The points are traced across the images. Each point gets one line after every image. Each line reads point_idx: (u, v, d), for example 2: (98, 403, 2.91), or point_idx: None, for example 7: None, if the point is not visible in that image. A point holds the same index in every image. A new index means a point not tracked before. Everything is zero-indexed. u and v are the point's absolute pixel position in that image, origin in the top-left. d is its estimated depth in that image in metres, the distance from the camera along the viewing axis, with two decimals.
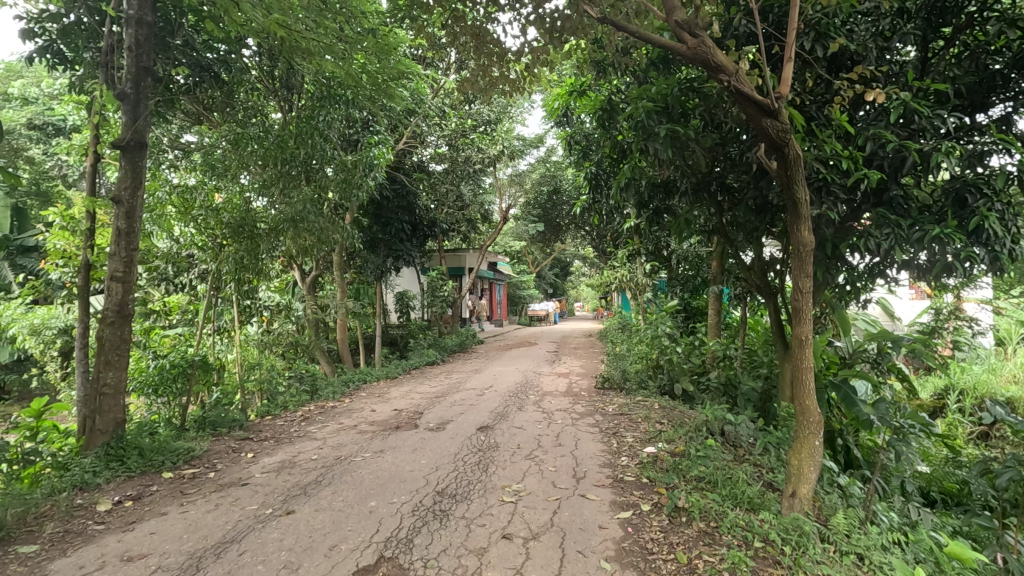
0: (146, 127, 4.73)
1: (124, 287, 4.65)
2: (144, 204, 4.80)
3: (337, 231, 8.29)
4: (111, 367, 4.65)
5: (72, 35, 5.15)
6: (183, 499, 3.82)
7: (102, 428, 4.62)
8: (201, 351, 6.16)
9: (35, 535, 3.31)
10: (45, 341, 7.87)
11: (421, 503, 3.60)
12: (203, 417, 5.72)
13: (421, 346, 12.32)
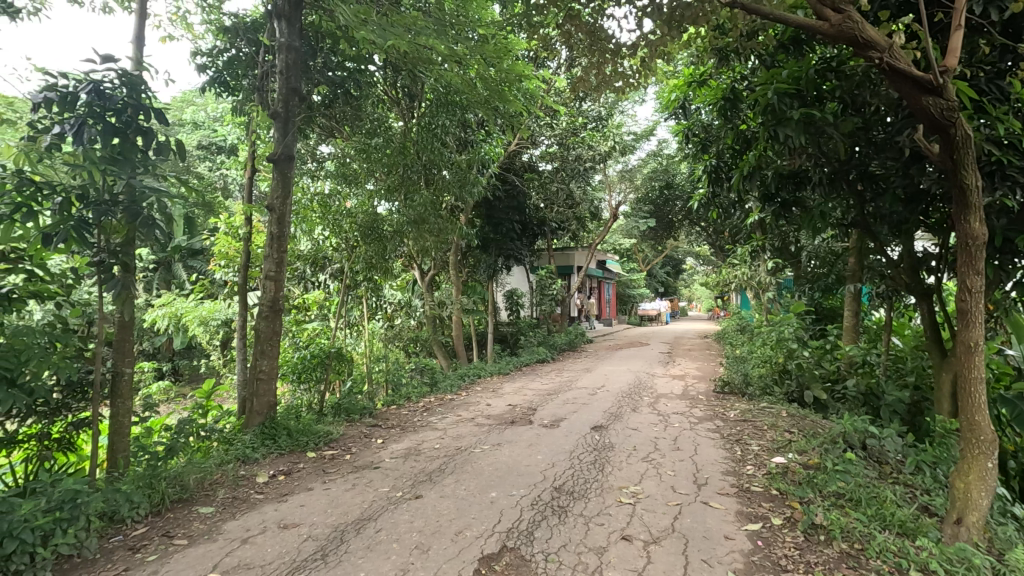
0: (294, 141, 5.26)
1: (276, 285, 5.24)
2: (292, 210, 5.36)
3: (454, 231, 8.68)
4: (266, 355, 5.26)
5: (234, 66, 5.91)
6: (325, 478, 4.23)
7: (258, 409, 5.22)
8: (335, 344, 6.75)
9: (210, 499, 3.84)
10: (211, 333, 9.09)
11: (540, 497, 3.67)
12: (338, 404, 6.26)
13: (532, 344, 12.51)
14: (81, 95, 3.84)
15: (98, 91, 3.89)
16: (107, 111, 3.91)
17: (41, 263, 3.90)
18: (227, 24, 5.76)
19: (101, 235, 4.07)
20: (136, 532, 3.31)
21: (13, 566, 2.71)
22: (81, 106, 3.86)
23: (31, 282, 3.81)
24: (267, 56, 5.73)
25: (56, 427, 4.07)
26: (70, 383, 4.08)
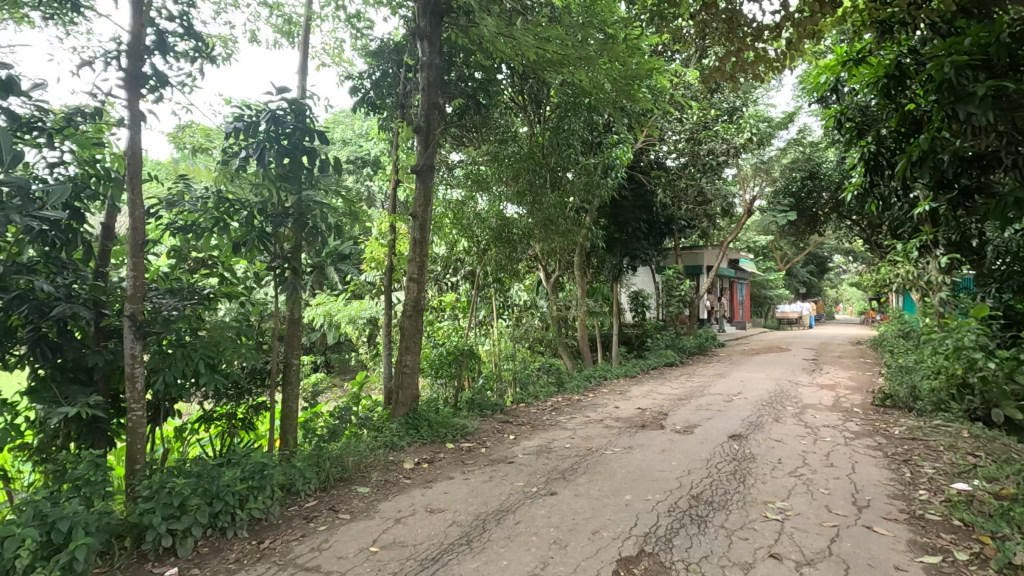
0: (434, 153, 5.63)
1: (418, 287, 5.65)
2: (432, 217, 5.75)
3: (580, 233, 8.72)
4: (409, 351, 5.69)
5: (379, 88, 6.43)
6: (464, 468, 4.48)
7: (403, 401, 5.66)
8: (469, 342, 7.11)
9: (366, 479, 4.27)
10: (360, 329, 10.02)
11: (677, 504, 3.56)
12: (472, 400, 6.60)
13: (659, 347, 12.14)
14: (261, 123, 4.44)
15: (274, 117, 4.46)
16: (282, 135, 4.48)
17: (233, 269, 4.58)
18: (374, 49, 6.30)
19: (277, 243, 4.69)
20: (308, 503, 3.78)
21: (219, 524, 3.23)
22: (261, 133, 4.46)
23: (225, 284, 4.47)
24: (408, 75, 6.19)
25: (242, 409, 4.72)
26: (253, 371, 4.73)
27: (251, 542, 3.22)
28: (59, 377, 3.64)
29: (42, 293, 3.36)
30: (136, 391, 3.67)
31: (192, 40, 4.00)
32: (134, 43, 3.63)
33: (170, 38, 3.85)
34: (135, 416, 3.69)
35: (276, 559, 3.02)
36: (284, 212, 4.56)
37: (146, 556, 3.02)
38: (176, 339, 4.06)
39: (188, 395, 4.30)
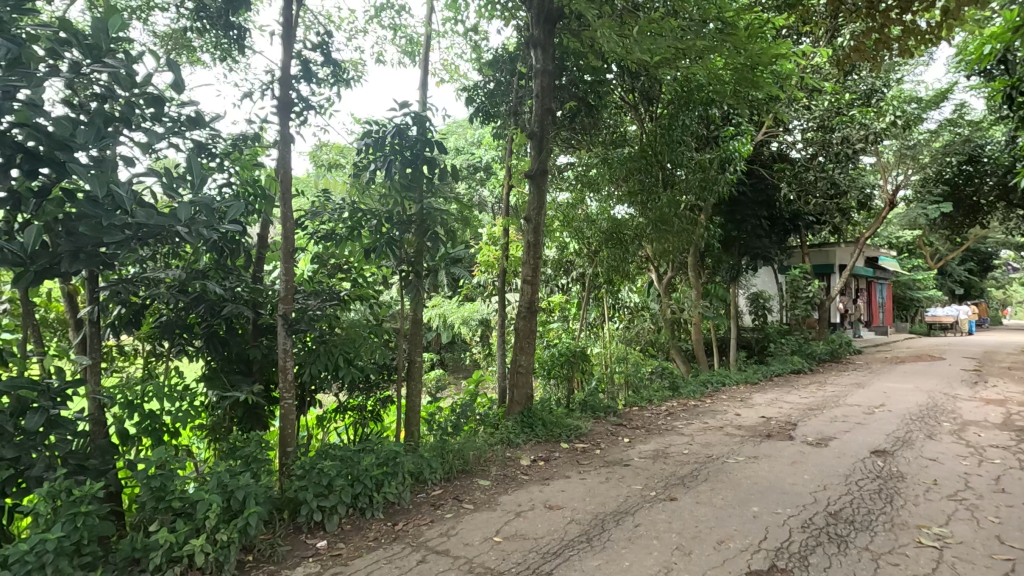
0: (548, 157, 5.74)
1: (532, 288, 5.79)
2: (546, 221, 5.87)
3: (695, 232, 8.39)
4: (523, 351, 5.83)
5: (493, 97, 6.64)
6: (580, 468, 4.52)
7: (518, 399, 5.82)
8: (580, 344, 7.14)
9: (486, 473, 4.48)
10: (473, 330, 10.44)
11: (811, 520, 3.32)
12: (585, 401, 6.63)
13: (784, 352, 11.32)
14: (388, 137, 4.80)
15: (399, 131, 4.78)
16: (404, 148, 4.81)
17: (365, 274, 5.03)
18: (488, 60, 6.53)
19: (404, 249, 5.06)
20: (434, 492, 4.05)
21: (359, 504, 3.56)
22: (386, 146, 4.79)
23: (359, 287, 4.92)
24: (521, 83, 6.35)
25: (372, 402, 5.13)
26: (383, 366, 5.14)
27: (387, 524, 3.52)
28: (228, 367, 4.23)
29: (217, 294, 3.92)
30: (287, 381, 4.08)
31: (331, 66, 4.45)
32: (285, 74, 4.12)
33: (313, 67, 4.31)
34: (286, 403, 4.07)
35: (409, 540, 3.28)
36: (410, 220, 4.90)
37: (301, 528, 3.42)
38: (318, 335, 4.53)
39: (328, 387, 4.78)
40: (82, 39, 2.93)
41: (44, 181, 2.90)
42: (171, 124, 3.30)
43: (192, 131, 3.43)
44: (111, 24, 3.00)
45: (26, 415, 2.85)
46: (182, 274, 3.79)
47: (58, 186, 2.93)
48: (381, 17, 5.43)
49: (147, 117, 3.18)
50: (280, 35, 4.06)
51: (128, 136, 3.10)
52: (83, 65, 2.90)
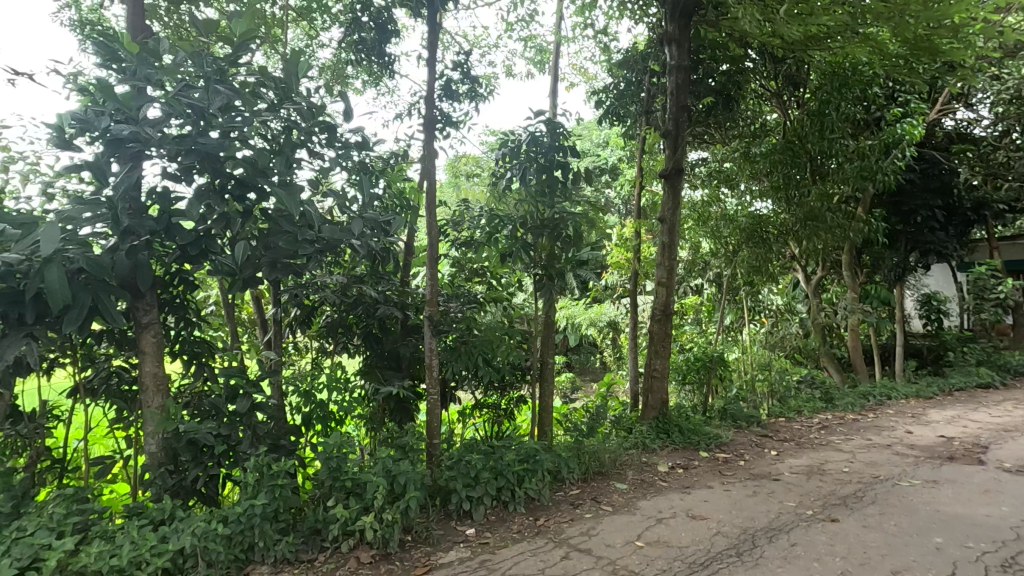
0: (683, 155, 5.60)
1: (667, 290, 5.66)
2: (681, 220, 5.72)
3: (852, 227, 7.57)
4: (658, 355, 5.69)
5: (626, 97, 6.43)
6: (724, 479, 4.32)
7: (653, 404, 5.66)
8: (718, 349, 6.78)
9: (623, 477, 4.47)
10: (601, 332, 10.36)
11: (1014, 559, 2.86)
12: (725, 409, 6.30)
13: (967, 363, 9.76)
14: (523, 145, 4.98)
15: (534, 138, 4.98)
16: (537, 154, 4.96)
17: (500, 275, 5.18)
18: (618, 60, 6.48)
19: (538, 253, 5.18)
20: (573, 491, 4.13)
21: (503, 497, 3.76)
22: (522, 153, 5.02)
23: (493, 289, 5.08)
24: (654, 81, 6.20)
25: (506, 400, 5.26)
26: (518, 367, 5.24)
27: (529, 518, 3.68)
28: (381, 363, 4.56)
29: (373, 297, 4.34)
30: (433, 377, 4.39)
31: (470, 82, 4.68)
32: (430, 94, 4.45)
33: (454, 85, 4.60)
34: (433, 397, 4.39)
35: (551, 536, 3.38)
36: (544, 224, 5.02)
37: (451, 514, 3.68)
38: (459, 335, 4.76)
39: (468, 384, 5.02)
40: (276, 81, 3.47)
41: (249, 204, 3.38)
42: (342, 146, 3.76)
43: (358, 152, 3.87)
44: (298, 68, 3.53)
45: (235, 400, 3.50)
46: (343, 279, 4.26)
47: (258, 207, 3.46)
48: (513, 31, 5.63)
49: (323, 142, 3.64)
50: (426, 58, 4.40)
51: (313, 163, 3.62)
52: (278, 103, 3.43)
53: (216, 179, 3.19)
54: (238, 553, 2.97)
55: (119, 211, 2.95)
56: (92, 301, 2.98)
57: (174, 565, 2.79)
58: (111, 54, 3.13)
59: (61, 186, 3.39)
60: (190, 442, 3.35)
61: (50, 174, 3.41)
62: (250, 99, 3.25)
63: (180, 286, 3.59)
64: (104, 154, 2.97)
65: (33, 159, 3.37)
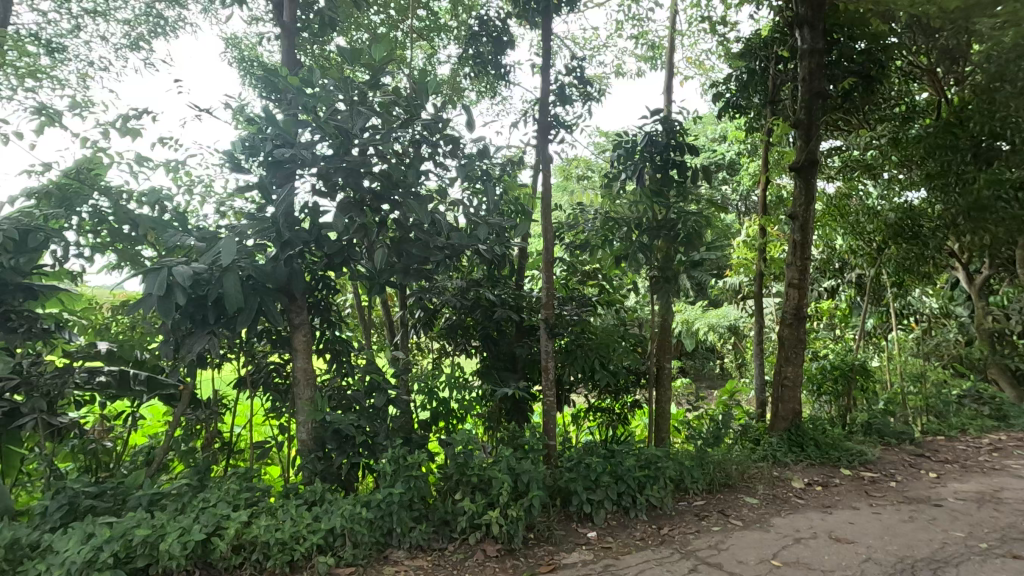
0: (819, 146, 5.23)
1: (799, 292, 5.26)
2: (816, 216, 5.31)
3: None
4: (789, 362, 5.29)
5: (750, 85, 5.92)
6: (872, 501, 3.98)
7: (783, 415, 5.25)
8: (860, 357, 6.13)
9: (752, 491, 4.25)
10: (721, 337, 9.77)
11: None
12: (869, 423, 5.73)
13: None
14: (639, 145, 4.83)
15: (650, 139, 4.81)
16: (653, 154, 4.77)
17: (613, 277, 5.10)
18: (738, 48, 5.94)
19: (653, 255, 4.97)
20: (697, 502, 4.00)
21: (624, 503, 3.73)
22: (637, 154, 4.87)
23: (607, 293, 5.02)
24: (781, 67, 5.74)
25: (620, 405, 5.12)
26: (633, 372, 5.10)
27: (652, 526, 3.63)
28: (498, 363, 4.70)
29: (492, 300, 4.49)
30: (549, 380, 4.41)
31: (586, 84, 4.60)
32: (544, 100, 4.50)
33: (569, 89, 4.57)
34: (548, 400, 4.42)
35: (677, 547, 3.34)
36: (661, 226, 4.84)
37: (572, 516, 3.71)
38: (573, 339, 4.75)
39: (583, 388, 4.98)
40: (407, 99, 3.74)
41: (384, 215, 3.68)
42: (464, 157, 3.95)
43: (480, 161, 4.05)
44: (427, 86, 3.80)
45: (373, 395, 3.81)
46: (463, 283, 4.44)
47: (391, 218, 3.75)
48: (623, 29, 5.54)
49: (448, 153, 3.86)
50: (541, 66, 4.46)
51: (442, 174, 3.87)
52: (409, 120, 3.70)
53: (358, 195, 3.50)
54: (379, 536, 3.23)
55: (280, 226, 3.38)
56: (259, 304, 3.42)
57: (326, 543, 3.09)
58: (272, 87, 3.57)
59: (231, 204, 3.92)
60: (335, 432, 3.70)
61: (223, 194, 3.95)
62: (386, 118, 3.55)
63: (324, 290, 3.98)
64: (267, 174, 3.39)
65: (209, 182, 3.91)
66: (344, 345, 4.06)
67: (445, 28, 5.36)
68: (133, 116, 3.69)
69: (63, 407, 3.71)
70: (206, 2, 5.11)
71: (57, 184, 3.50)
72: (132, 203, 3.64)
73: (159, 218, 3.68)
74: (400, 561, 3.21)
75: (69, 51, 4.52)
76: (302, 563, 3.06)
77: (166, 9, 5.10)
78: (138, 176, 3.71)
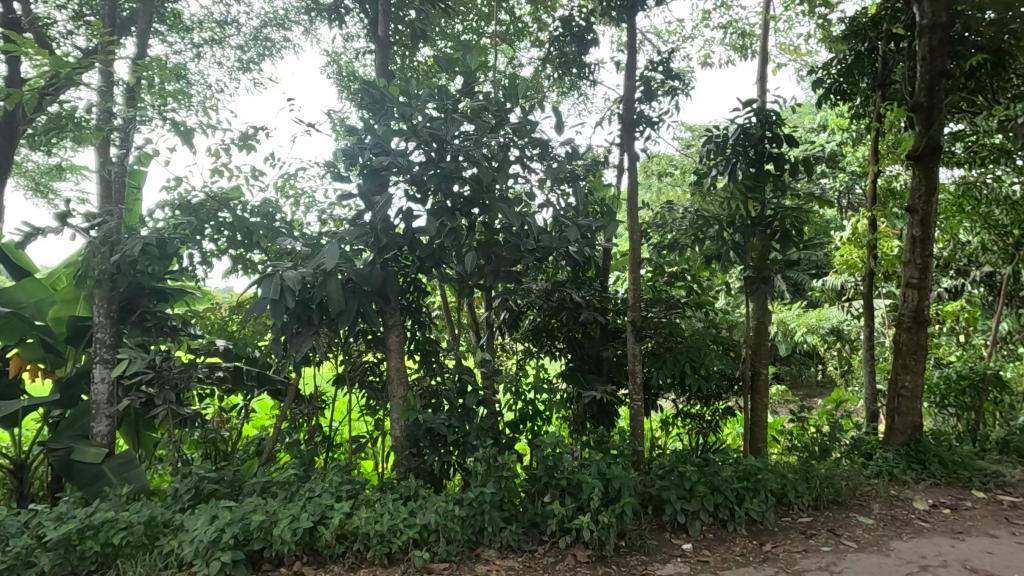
0: (942, 131, 4.75)
1: (920, 293, 4.78)
2: (939, 209, 4.81)
3: None
4: (908, 370, 4.80)
5: (855, 69, 5.38)
6: (1014, 529, 3.71)
7: (901, 428, 4.77)
8: (994, 365, 5.43)
9: (866, 510, 3.95)
10: (823, 342, 9.04)
11: None
12: (1006, 440, 5.09)
13: None
14: (730, 139, 4.46)
15: (742, 132, 4.40)
16: (746, 147, 4.40)
17: (703, 278, 4.86)
18: (841, 30, 5.38)
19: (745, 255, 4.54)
20: (803, 519, 3.77)
21: (721, 516, 3.56)
22: (729, 148, 4.50)
23: (698, 294, 4.74)
24: (892, 47, 5.16)
25: (711, 412, 4.87)
26: (725, 377, 4.82)
27: (753, 542, 3.48)
28: (583, 366, 4.62)
29: (577, 302, 4.41)
30: (636, 384, 4.28)
31: (673, 77, 4.40)
32: (629, 98, 4.37)
33: (655, 84, 4.40)
34: (636, 404, 4.29)
35: (783, 566, 3.22)
36: (756, 224, 4.44)
37: (665, 526, 3.61)
38: (661, 341, 4.56)
39: (672, 393, 4.77)
40: (496, 104, 3.79)
41: (475, 219, 3.75)
42: (552, 158, 3.94)
43: (568, 163, 4.02)
44: (517, 91, 3.85)
45: (464, 395, 3.90)
46: (548, 284, 4.40)
47: (481, 222, 3.82)
48: (711, 19, 5.27)
49: (536, 155, 3.86)
50: (626, 63, 4.36)
51: (530, 176, 3.89)
52: (498, 124, 3.74)
53: (450, 199, 3.59)
54: (471, 534, 3.28)
55: (378, 231, 3.54)
56: (358, 306, 3.62)
57: (422, 538, 3.20)
58: (369, 99, 3.75)
59: (331, 212, 4.16)
60: (427, 430, 3.82)
61: (324, 202, 4.19)
62: (478, 124, 3.63)
63: (414, 293, 4.11)
64: (366, 182, 3.57)
65: (312, 192, 4.17)
66: (433, 346, 4.18)
67: (527, 31, 5.38)
68: (250, 133, 4.03)
69: (189, 398, 4.10)
70: (307, 23, 5.46)
71: (186, 196, 3.88)
72: (247, 212, 3.96)
73: (269, 226, 3.97)
74: (491, 560, 3.24)
75: (193, 77, 5.00)
76: (399, 555, 3.18)
77: (273, 32, 5.51)
78: (253, 188, 4.03)
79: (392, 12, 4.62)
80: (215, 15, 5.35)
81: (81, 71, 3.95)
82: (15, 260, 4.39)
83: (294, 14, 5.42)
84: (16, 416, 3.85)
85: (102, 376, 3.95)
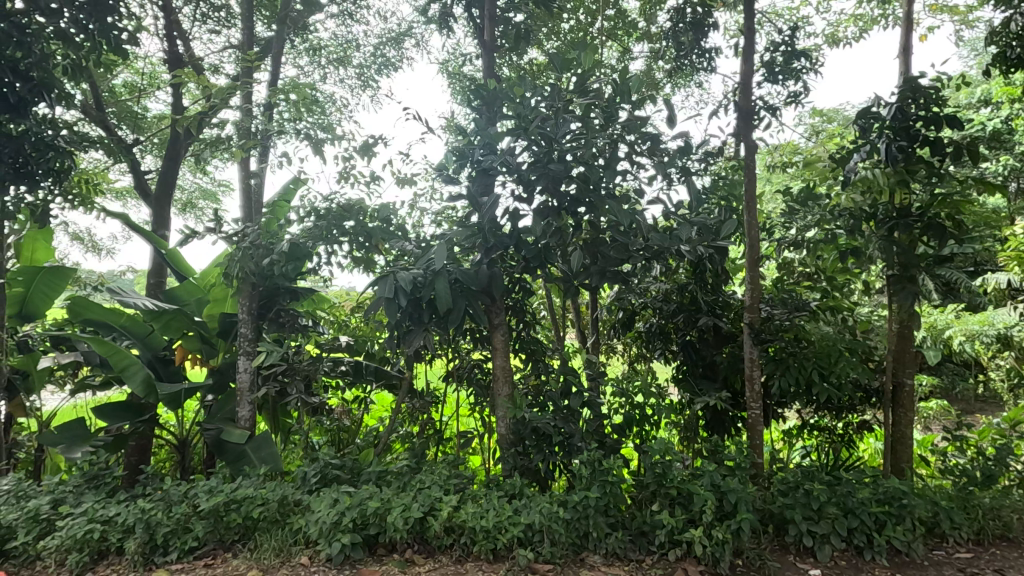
0: None
1: None
2: None
3: None
4: None
5: None
6: None
7: None
8: None
9: None
10: (987, 350, 7.78)
11: None
12: None
13: None
14: (876, 119, 3.86)
15: (886, 112, 3.83)
16: (896, 128, 3.80)
17: (836, 278, 4.37)
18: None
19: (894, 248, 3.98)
20: (961, 554, 3.29)
21: (856, 542, 3.21)
22: (869, 132, 3.92)
23: (832, 297, 4.29)
24: None
25: (843, 425, 4.39)
26: (859, 387, 4.31)
27: None
28: (696, 371, 4.37)
29: (698, 306, 4.18)
30: (755, 391, 3.96)
31: (798, 58, 4.00)
32: (746, 84, 4.05)
33: (779, 66, 4.02)
34: (754, 413, 3.97)
35: None
36: (903, 216, 3.89)
37: (789, 548, 3.33)
38: (784, 347, 4.16)
39: (797, 403, 4.34)
40: (606, 100, 3.68)
41: (580, 220, 3.71)
42: (664, 153, 3.76)
43: (681, 157, 3.81)
44: (627, 85, 3.72)
45: (569, 397, 3.88)
46: (660, 286, 4.19)
47: (587, 221, 3.76)
48: None
49: (646, 150, 3.71)
50: (742, 46, 4.05)
51: (642, 173, 3.75)
52: (608, 121, 3.65)
53: (556, 200, 3.58)
54: (576, 538, 3.24)
55: (486, 232, 3.60)
56: (466, 306, 3.72)
57: (526, 537, 3.20)
58: (480, 102, 3.83)
59: (442, 215, 4.30)
60: (533, 430, 3.81)
61: (436, 205, 4.35)
62: (587, 122, 3.56)
63: (520, 293, 4.12)
64: (475, 184, 3.67)
65: (425, 196, 4.34)
66: (539, 346, 4.16)
67: (635, 26, 5.20)
68: (371, 142, 4.28)
69: (317, 388, 4.47)
70: (421, 37, 5.71)
71: (316, 202, 4.20)
72: (367, 217, 4.22)
73: (386, 229, 4.20)
74: (596, 566, 3.17)
75: (321, 97, 5.45)
76: (503, 553, 3.22)
77: (390, 50, 5.84)
78: (373, 195, 4.28)
79: (499, 16, 4.68)
80: (340, 38, 5.78)
81: (229, 96, 4.45)
82: (179, 263, 5.04)
83: (408, 29, 5.70)
84: (180, 398, 4.41)
85: (245, 366, 4.40)
